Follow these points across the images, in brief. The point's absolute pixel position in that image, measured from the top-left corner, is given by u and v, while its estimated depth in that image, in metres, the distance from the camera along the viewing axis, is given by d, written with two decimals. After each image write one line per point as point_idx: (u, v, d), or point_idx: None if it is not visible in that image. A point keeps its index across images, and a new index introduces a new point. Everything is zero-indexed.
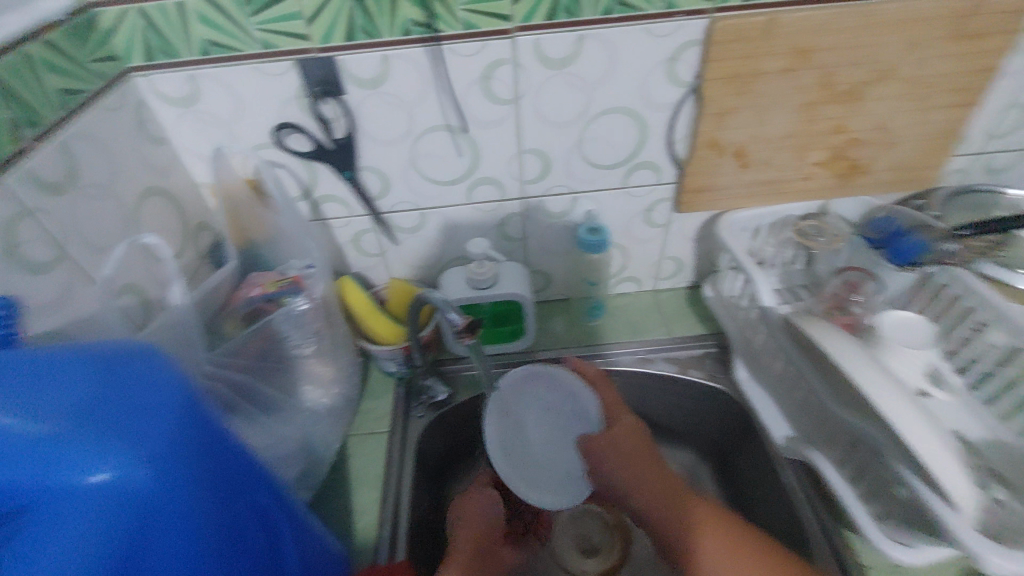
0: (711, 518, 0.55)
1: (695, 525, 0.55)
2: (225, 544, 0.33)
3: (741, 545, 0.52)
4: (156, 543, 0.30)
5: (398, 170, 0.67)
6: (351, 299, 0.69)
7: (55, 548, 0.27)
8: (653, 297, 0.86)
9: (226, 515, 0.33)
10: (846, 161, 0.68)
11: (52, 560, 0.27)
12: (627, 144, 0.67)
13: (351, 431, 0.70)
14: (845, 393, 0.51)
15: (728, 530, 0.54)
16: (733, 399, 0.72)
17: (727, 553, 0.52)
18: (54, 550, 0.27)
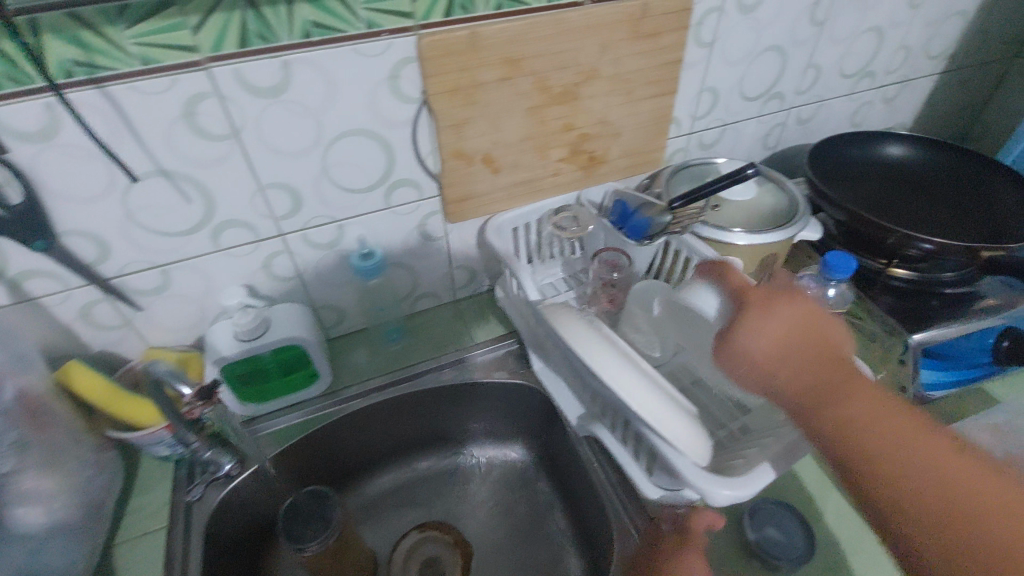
0: (865, 432, 0.42)
1: (850, 415, 0.43)
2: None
3: (889, 423, 0.42)
4: None
5: (115, 228, 0.58)
6: (82, 387, 0.58)
7: None
8: (454, 307, 0.87)
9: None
10: (584, 154, 0.75)
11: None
12: (376, 165, 0.65)
13: (116, 539, 0.60)
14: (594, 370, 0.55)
15: (865, 404, 0.43)
16: (536, 390, 0.76)
17: (872, 426, 0.42)
18: None
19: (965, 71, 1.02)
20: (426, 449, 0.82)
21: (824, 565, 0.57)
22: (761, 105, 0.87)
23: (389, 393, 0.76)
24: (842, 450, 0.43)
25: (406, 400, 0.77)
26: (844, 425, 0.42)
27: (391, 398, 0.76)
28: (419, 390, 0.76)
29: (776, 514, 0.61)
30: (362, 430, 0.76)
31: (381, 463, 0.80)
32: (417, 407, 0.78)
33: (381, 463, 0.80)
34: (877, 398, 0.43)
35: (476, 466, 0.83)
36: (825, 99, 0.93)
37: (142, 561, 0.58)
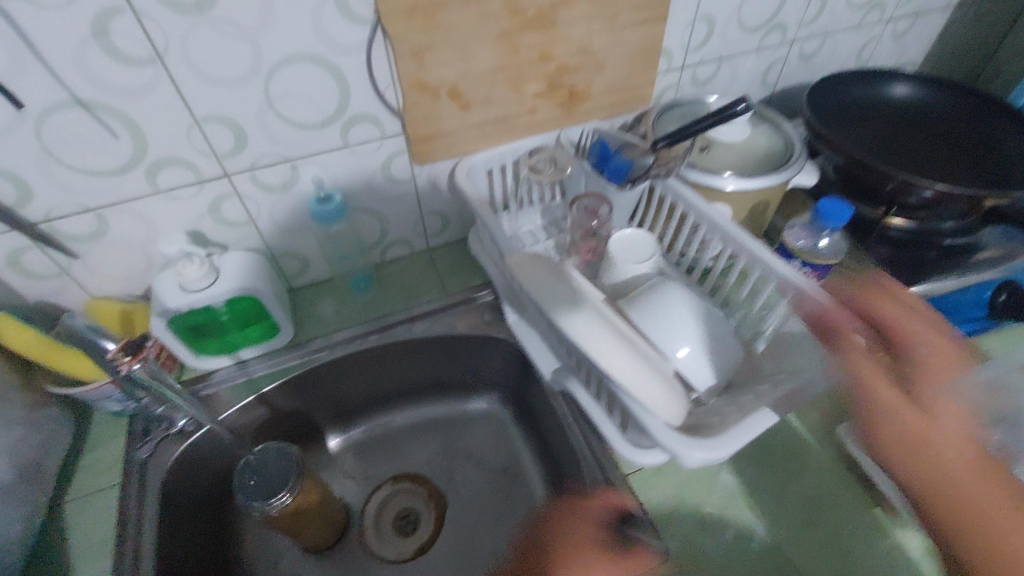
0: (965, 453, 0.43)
1: (905, 432, 0.45)
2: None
3: (980, 467, 0.42)
4: None
5: (32, 167, 0.52)
6: (14, 340, 0.54)
7: None
8: (427, 256, 0.82)
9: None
10: (564, 89, 0.68)
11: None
12: (328, 96, 0.59)
13: (66, 496, 0.57)
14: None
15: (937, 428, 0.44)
16: (510, 343, 0.73)
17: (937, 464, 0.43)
18: None
19: (985, 3, 0.93)
20: (399, 402, 0.80)
21: (798, 520, 0.56)
22: (761, 37, 0.79)
23: (357, 346, 0.72)
24: (921, 482, 0.43)
25: (372, 354, 0.73)
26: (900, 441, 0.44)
27: (355, 353, 0.72)
28: (388, 344, 0.73)
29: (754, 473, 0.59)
30: (329, 384, 0.73)
31: (352, 416, 0.78)
32: (385, 361, 0.74)
33: (351, 417, 0.78)
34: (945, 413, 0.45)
35: (450, 419, 0.80)
36: (832, 31, 0.85)
37: (93, 519, 0.56)
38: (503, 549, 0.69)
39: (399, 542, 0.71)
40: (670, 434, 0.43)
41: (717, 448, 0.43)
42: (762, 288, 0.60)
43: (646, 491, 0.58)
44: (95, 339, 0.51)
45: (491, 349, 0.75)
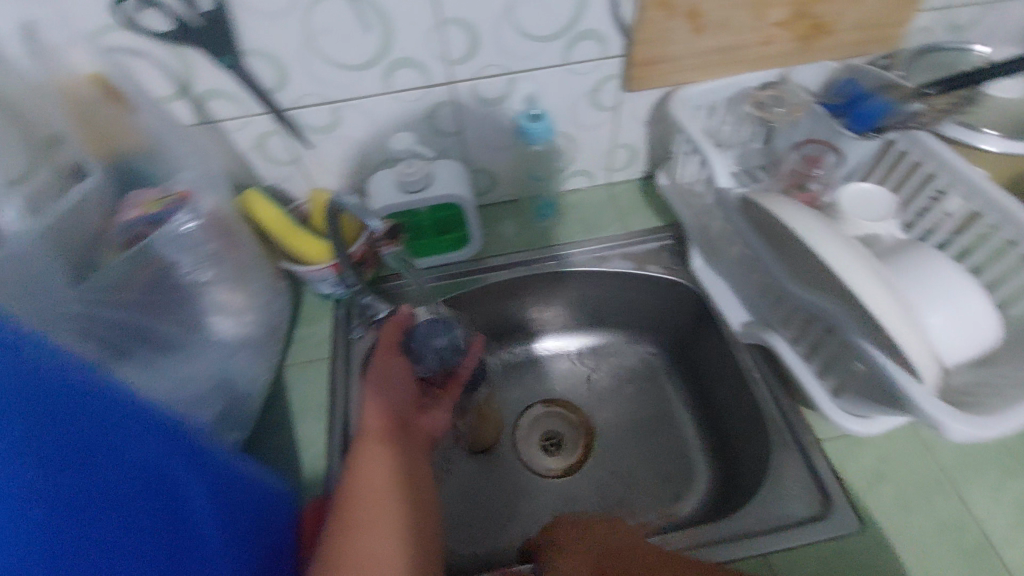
0: None
1: None
2: (88, 502, 0.30)
3: None
4: None
5: (294, 54, 0.55)
6: (261, 215, 0.61)
7: None
8: (605, 191, 0.80)
9: (103, 497, 0.31)
10: (808, 20, 0.61)
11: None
12: (566, 6, 0.56)
13: (286, 362, 0.64)
14: (806, 274, 0.48)
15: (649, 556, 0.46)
16: (691, 289, 0.70)
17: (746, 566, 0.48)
18: None
19: None
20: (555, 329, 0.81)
21: (1013, 519, 0.51)
22: None
23: (532, 268, 0.73)
24: None
25: (544, 279, 0.74)
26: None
27: (530, 276, 0.73)
28: (563, 271, 0.73)
29: (965, 466, 0.55)
30: (499, 302, 0.75)
31: (512, 336, 0.80)
32: (554, 287, 0.75)
33: (510, 337, 0.80)
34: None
35: (603, 357, 0.80)
36: None
37: (309, 385, 0.62)
38: (652, 488, 0.69)
39: (545, 460, 0.74)
40: (948, 412, 0.41)
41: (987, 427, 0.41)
42: (1003, 254, 0.53)
43: (843, 463, 0.55)
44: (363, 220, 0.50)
45: (663, 293, 0.73)
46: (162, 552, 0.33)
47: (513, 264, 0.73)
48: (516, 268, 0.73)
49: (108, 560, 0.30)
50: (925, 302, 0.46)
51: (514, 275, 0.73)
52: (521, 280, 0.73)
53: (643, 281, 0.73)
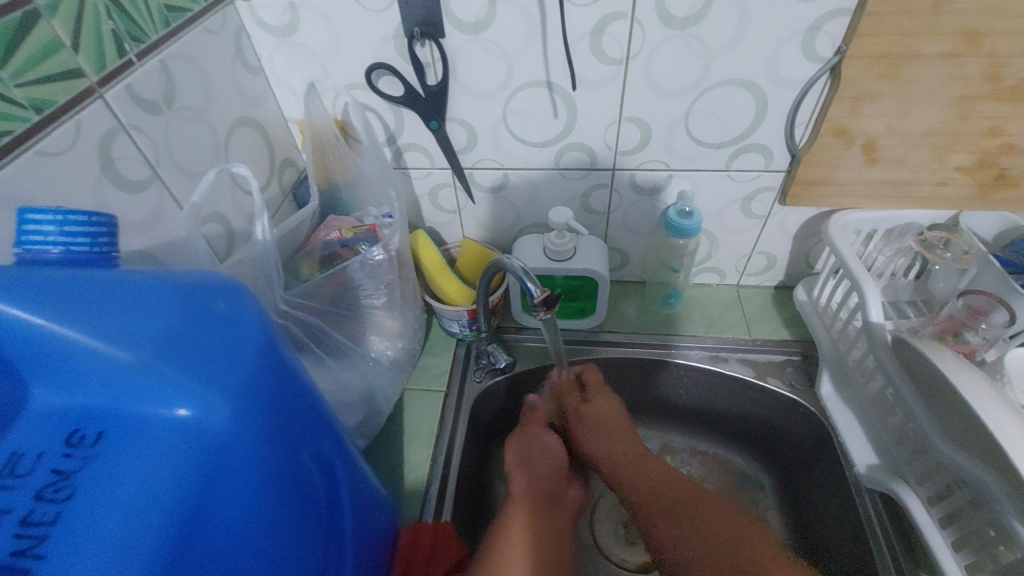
0: None
1: None
2: (295, 483, 0.33)
3: None
4: (218, 512, 0.28)
5: (487, 125, 0.63)
6: (424, 255, 0.69)
7: (132, 486, 0.26)
8: (734, 293, 0.80)
9: (303, 479, 0.34)
10: (992, 170, 0.59)
11: (104, 535, 0.24)
12: (741, 121, 0.60)
13: (407, 385, 0.70)
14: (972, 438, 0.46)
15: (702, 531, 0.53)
16: (812, 415, 0.67)
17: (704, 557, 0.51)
18: (125, 505, 0.25)
19: None
20: (653, 417, 0.79)
21: None
22: None
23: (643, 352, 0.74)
24: None
25: (658, 368, 0.74)
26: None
27: (644, 361, 0.74)
28: (679, 364, 0.73)
29: None
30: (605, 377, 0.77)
31: None
32: (666, 377, 0.75)
33: None
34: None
35: (697, 458, 0.77)
36: None
37: (423, 412, 0.67)
38: None
39: (621, 549, 0.73)
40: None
41: None
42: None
43: None
44: (524, 281, 0.53)
45: (780, 410, 0.70)
46: (322, 537, 0.36)
47: (630, 346, 0.74)
48: (633, 351, 0.74)
49: (297, 537, 0.33)
50: None
51: (629, 358, 0.74)
52: (635, 363, 0.74)
53: (760, 393, 0.71)
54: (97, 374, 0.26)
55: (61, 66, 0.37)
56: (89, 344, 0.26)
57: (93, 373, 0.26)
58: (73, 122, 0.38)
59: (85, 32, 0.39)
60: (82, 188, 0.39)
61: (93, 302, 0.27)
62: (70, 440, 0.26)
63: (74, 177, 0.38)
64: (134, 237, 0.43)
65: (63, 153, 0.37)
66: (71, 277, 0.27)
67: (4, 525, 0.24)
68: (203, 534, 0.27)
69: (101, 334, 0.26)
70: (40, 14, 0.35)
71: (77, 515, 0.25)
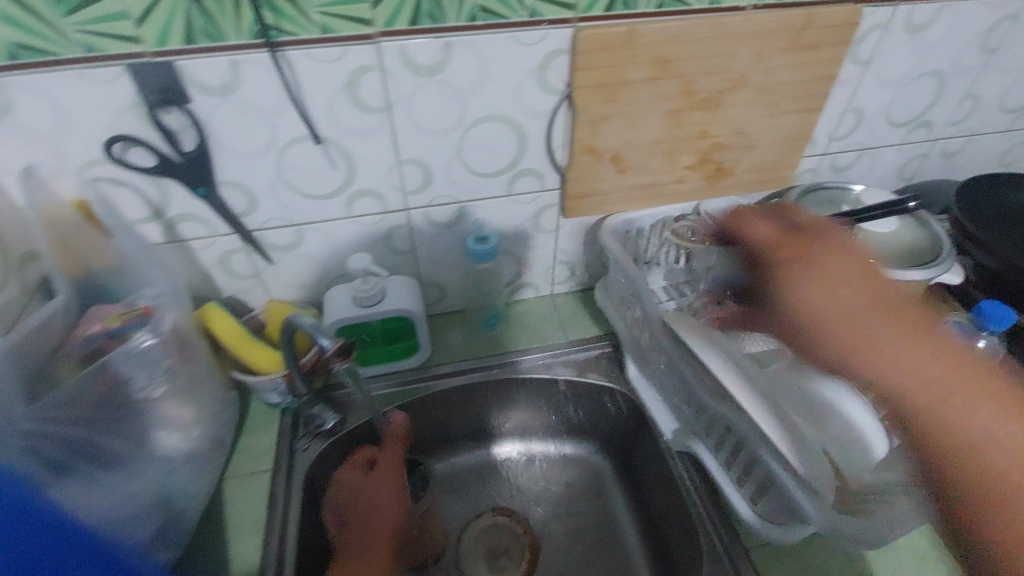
0: None
1: None
2: None
3: None
4: None
5: (264, 185, 0.61)
6: (219, 330, 0.64)
7: None
8: (550, 302, 0.86)
9: None
10: (712, 164, 0.72)
11: None
12: (507, 150, 0.66)
13: (227, 473, 0.63)
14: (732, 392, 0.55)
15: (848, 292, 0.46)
16: (628, 397, 0.74)
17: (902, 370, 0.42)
18: None
19: None
20: (501, 437, 0.81)
21: None
22: (906, 133, 0.78)
23: (487, 375, 0.76)
24: None
25: (500, 386, 0.77)
26: (831, 356, 0.46)
27: (485, 383, 0.76)
28: (518, 377, 0.77)
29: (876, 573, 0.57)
30: (454, 405, 0.77)
31: (457, 439, 0.80)
32: (510, 393, 0.78)
33: (457, 443, 0.80)
34: (946, 350, 0.42)
35: (546, 463, 0.80)
36: (977, 134, 0.82)
37: (247, 498, 0.61)
38: None
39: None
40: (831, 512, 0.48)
41: (879, 529, 0.47)
42: None
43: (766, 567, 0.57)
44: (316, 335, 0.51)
45: (608, 399, 0.76)
46: None
47: (469, 371, 0.76)
48: (473, 375, 0.76)
49: None
50: (819, 424, 0.54)
51: (470, 382, 0.76)
52: (477, 387, 0.76)
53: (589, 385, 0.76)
54: None
55: None
56: None
57: None
58: None
59: None
60: None
61: None
62: None
63: None
64: None
65: None
66: None
67: None
68: None
69: None
70: None
71: None
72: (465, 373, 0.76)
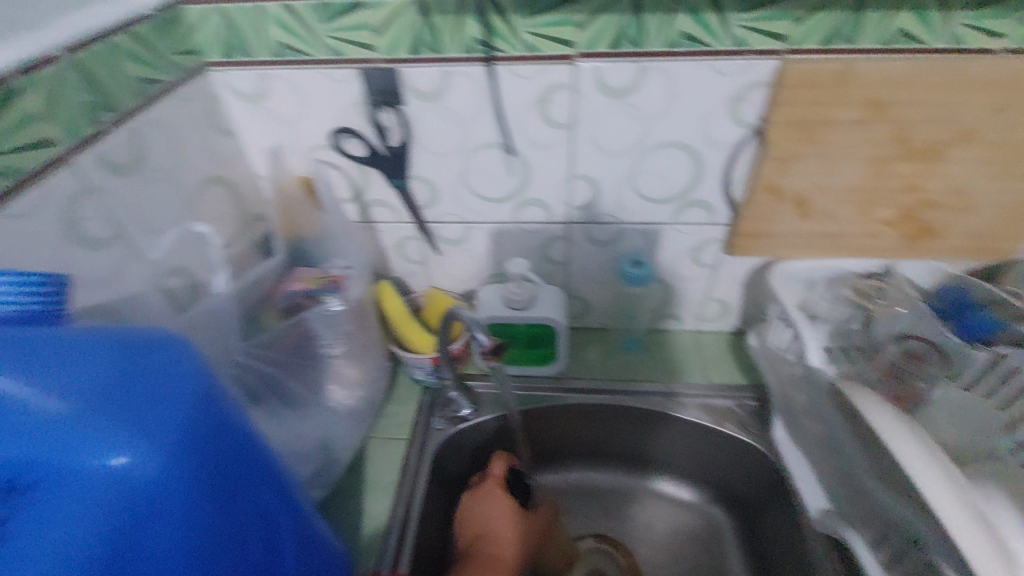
0: None
1: None
2: (213, 540, 0.32)
3: None
4: (149, 557, 0.30)
5: (447, 183, 0.67)
6: (388, 305, 0.71)
7: (53, 553, 0.27)
8: (694, 339, 0.83)
9: (222, 533, 0.33)
10: (916, 222, 0.64)
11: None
12: (682, 179, 0.64)
13: (370, 434, 0.70)
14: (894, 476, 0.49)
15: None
16: (769, 458, 0.68)
17: None
18: (53, 556, 0.27)
19: None
20: (620, 468, 0.79)
21: None
22: None
23: (631, 402, 0.74)
24: None
25: (641, 416, 0.75)
26: None
27: (625, 409, 0.75)
28: (664, 413, 0.73)
29: None
30: (588, 422, 0.77)
31: (577, 457, 0.80)
32: (648, 425, 0.75)
33: (574, 460, 0.80)
34: None
35: (666, 505, 0.77)
36: None
37: (383, 461, 0.67)
38: None
39: None
40: None
41: None
42: None
43: None
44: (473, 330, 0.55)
45: (751, 456, 0.70)
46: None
47: (610, 394, 0.75)
48: (612, 399, 0.75)
49: None
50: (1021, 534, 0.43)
51: (609, 405, 0.74)
52: (616, 410, 0.75)
53: (732, 435, 0.71)
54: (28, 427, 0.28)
55: (34, 136, 0.40)
56: (26, 392, 0.28)
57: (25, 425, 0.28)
58: (42, 186, 0.41)
59: (62, 103, 0.42)
60: (44, 247, 0.41)
61: (31, 353, 0.29)
62: (4, 490, 0.28)
63: (35, 236, 0.40)
64: (97, 292, 0.45)
65: (30, 214, 0.40)
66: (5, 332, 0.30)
67: None
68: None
69: (39, 385, 0.28)
70: (17, 91, 0.39)
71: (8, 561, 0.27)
72: (606, 396, 0.75)
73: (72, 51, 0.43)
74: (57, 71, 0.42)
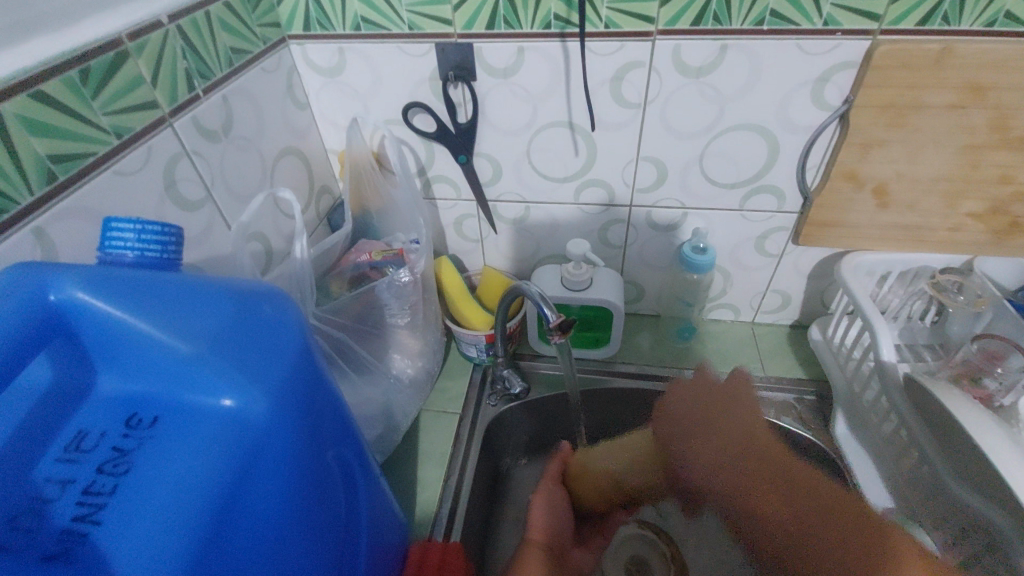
0: None
1: None
2: (309, 490, 0.33)
3: None
4: (256, 498, 0.31)
5: (511, 161, 0.67)
6: (447, 281, 0.72)
7: (171, 482, 0.29)
8: (750, 330, 0.81)
9: (316, 483, 0.34)
10: (1005, 216, 0.60)
11: (157, 504, 0.28)
12: (753, 163, 0.63)
13: (425, 406, 0.72)
14: (979, 478, 0.47)
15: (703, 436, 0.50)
16: (828, 455, 0.66)
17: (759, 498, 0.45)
18: (171, 484, 0.29)
19: None
20: None
21: None
22: None
23: None
24: None
25: None
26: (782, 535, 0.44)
27: None
28: None
29: None
30: (637, 409, 0.76)
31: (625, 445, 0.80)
32: None
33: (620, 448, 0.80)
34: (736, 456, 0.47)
35: None
36: None
37: (437, 432, 0.69)
38: None
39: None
40: None
41: None
42: None
43: None
44: (541, 306, 0.55)
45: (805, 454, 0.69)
46: (338, 539, 0.37)
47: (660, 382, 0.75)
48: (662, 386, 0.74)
49: (318, 534, 0.34)
50: None
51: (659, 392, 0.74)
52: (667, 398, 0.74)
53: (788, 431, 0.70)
54: (155, 364, 0.30)
55: (139, 99, 0.42)
56: (150, 332, 0.30)
57: (153, 364, 0.30)
58: (145, 146, 0.43)
59: (163, 68, 0.44)
60: (143, 204, 0.43)
61: (153, 296, 0.31)
62: (130, 422, 0.30)
63: (137, 193, 0.42)
64: (188, 251, 0.47)
65: (134, 174, 0.42)
66: (133, 275, 0.32)
67: (69, 493, 0.28)
68: (239, 517, 0.30)
69: (163, 327, 0.30)
70: (127, 55, 0.41)
71: (133, 487, 0.29)
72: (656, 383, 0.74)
73: (174, 18, 0.45)
74: (161, 37, 0.44)
